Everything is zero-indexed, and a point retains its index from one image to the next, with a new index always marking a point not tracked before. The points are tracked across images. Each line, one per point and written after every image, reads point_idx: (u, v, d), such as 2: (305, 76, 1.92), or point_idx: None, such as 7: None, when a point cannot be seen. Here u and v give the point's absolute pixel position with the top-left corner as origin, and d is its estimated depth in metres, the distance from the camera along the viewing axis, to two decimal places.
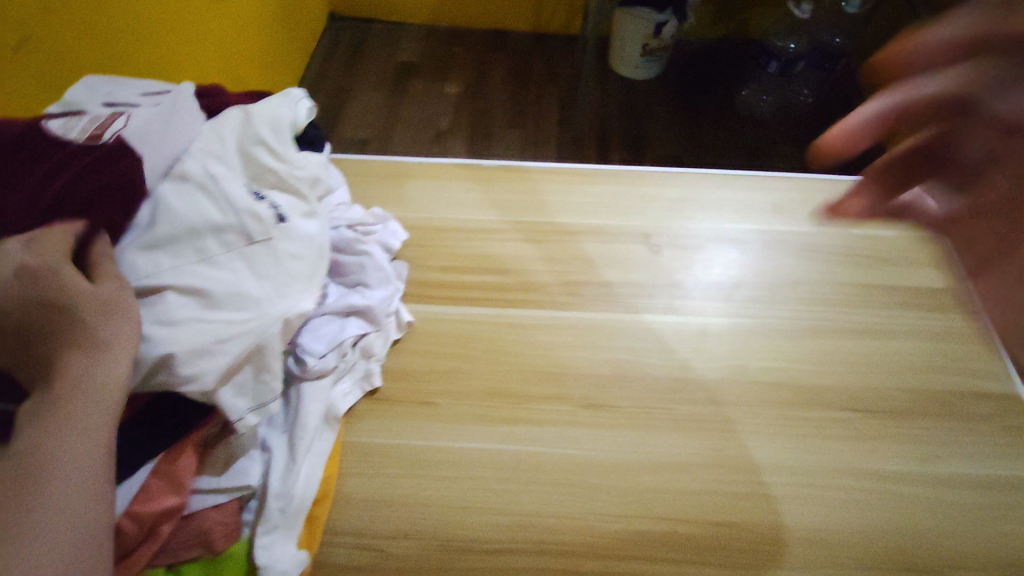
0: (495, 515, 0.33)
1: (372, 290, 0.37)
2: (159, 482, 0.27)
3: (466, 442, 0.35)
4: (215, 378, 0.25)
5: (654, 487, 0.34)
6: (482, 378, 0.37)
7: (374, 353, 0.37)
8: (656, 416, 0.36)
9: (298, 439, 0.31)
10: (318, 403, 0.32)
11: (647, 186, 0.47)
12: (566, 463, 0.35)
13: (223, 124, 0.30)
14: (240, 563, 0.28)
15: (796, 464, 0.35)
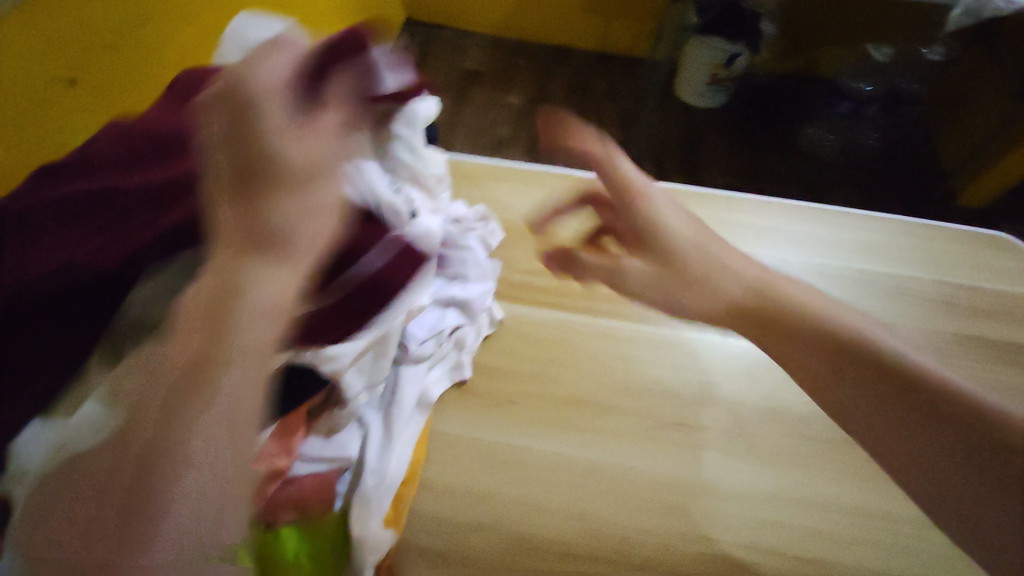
0: (571, 521, 0.33)
1: (471, 283, 0.38)
2: (274, 444, 0.29)
3: (548, 445, 0.35)
4: (349, 359, 0.28)
5: (731, 514, 0.34)
6: (566, 384, 0.38)
7: (466, 345, 0.38)
8: (737, 443, 0.36)
9: (395, 418, 0.32)
10: (414, 386, 0.34)
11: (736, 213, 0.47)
12: (644, 478, 0.35)
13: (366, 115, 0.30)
14: (332, 531, 0.29)
15: (876, 509, 0.35)
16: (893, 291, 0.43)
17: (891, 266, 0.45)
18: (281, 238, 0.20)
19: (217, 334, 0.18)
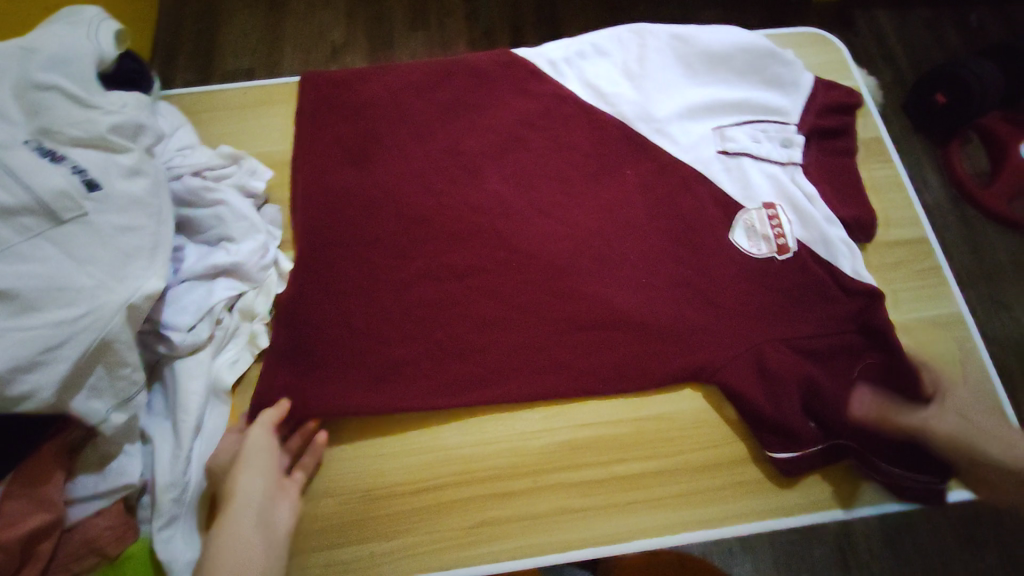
0: (534, 502, 0.59)
1: (234, 243, 0.61)
2: (101, 477, 0.51)
3: (533, 464, 0.61)
4: (47, 394, 0.43)
5: (619, 497, 0.60)
6: (528, 436, 0.62)
7: (259, 312, 0.62)
8: (639, 471, 0.61)
9: (181, 423, 0.54)
10: (193, 384, 0.56)
11: (667, 87, 0.75)
12: (563, 494, 0.60)
13: (164, 249, 0.52)
14: (141, 556, 0.52)
15: (706, 488, 0.60)
16: (827, 217, 0.68)
17: (743, 92, 0.74)
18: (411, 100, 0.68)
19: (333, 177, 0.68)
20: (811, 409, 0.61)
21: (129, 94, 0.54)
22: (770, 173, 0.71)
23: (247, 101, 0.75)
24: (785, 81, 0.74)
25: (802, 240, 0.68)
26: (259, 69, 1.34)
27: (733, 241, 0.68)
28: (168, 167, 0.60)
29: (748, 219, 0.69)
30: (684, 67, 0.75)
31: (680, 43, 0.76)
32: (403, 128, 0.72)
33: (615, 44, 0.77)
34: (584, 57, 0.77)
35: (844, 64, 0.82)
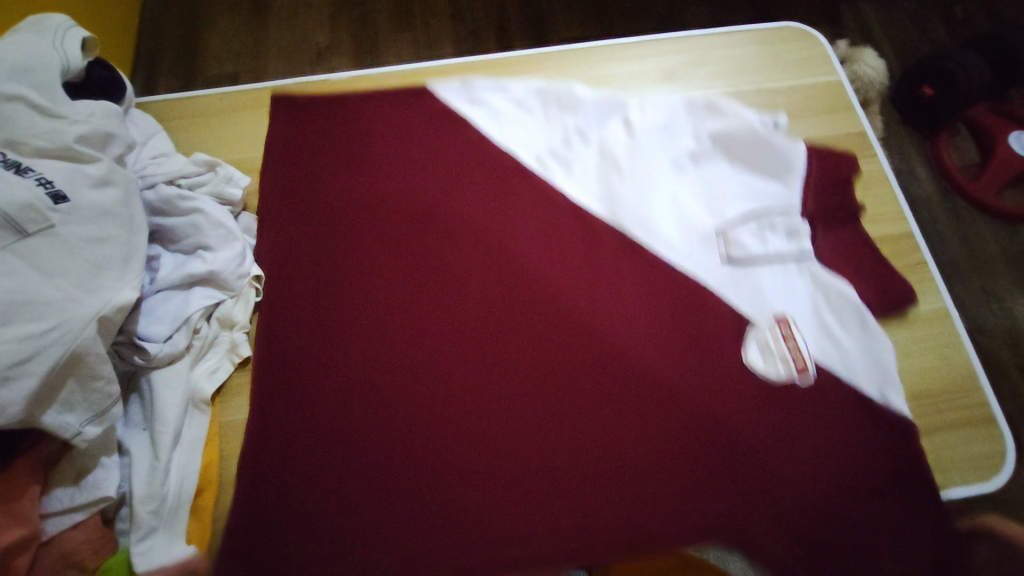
0: None
1: (211, 252, 0.60)
2: (76, 491, 0.50)
3: None
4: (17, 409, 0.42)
5: None
6: None
7: (238, 321, 0.61)
8: None
9: (159, 435, 0.53)
10: (170, 394, 0.55)
11: (655, 175, 0.69)
12: None
13: (136, 263, 0.51)
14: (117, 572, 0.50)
15: None
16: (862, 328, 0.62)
17: (738, 181, 0.70)
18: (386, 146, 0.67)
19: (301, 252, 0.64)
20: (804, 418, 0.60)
21: (96, 103, 0.53)
22: (782, 275, 0.65)
23: (224, 109, 0.74)
24: (780, 168, 0.69)
25: (823, 360, 0.61)
26: (243, 74, 1.33)
27: (746, 360, 0.61)
28: (141, 176, 0.60)
29: (761, 336, 0.62)
30: (672, 159, 0.70)
31: (663, 130, 0.71)
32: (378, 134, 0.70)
33: (596, 136, 0.72)
34: (565, 152, 0.71)
35: (825, 59, 0.82)
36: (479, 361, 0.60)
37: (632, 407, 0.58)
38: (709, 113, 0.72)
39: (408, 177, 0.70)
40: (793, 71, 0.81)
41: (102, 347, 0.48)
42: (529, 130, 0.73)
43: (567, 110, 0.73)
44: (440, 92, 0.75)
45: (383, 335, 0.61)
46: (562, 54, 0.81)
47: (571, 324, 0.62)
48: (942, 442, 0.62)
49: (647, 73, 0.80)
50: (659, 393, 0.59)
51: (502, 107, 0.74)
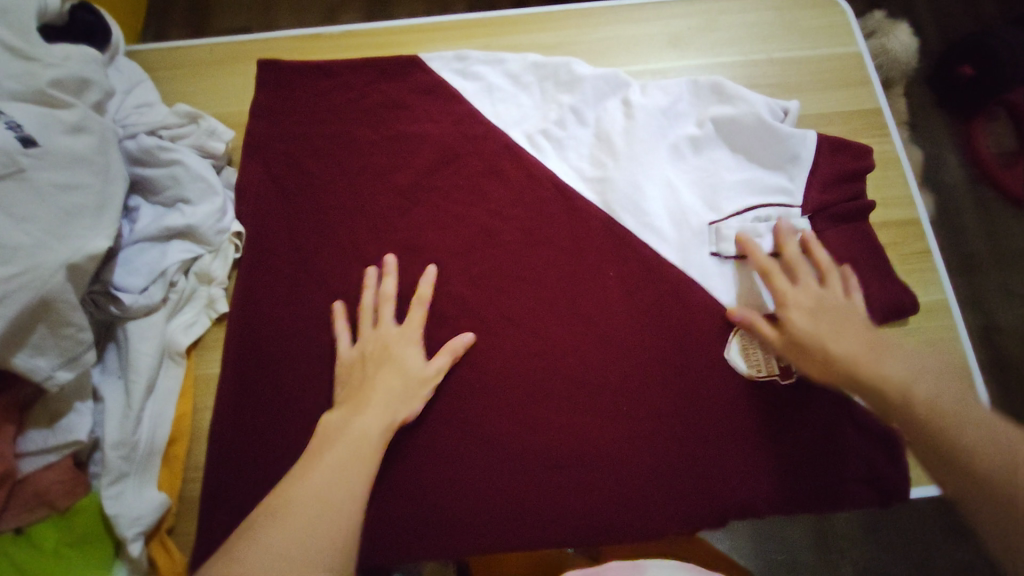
0: None
1: (190, 206, 0.59)
2: (50, 434, 0.51)
3: None
4: None
5: None
6: None
7: (217, 278, 0.61)
8: None
9: (133, 385, 0.54)
10: (145, 346, 0.56)
11: (653, 159, 0.63)
12: None
13: (110, 212, 0.51)
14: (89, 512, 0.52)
15: None
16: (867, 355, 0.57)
17: (743, 168, 0.63)
18: (375, 124, 0.67)
19: (275, 228, 0.63)
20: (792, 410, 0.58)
21: (75, 47, 0.52)
22: None
23: (214, 59, 0.73)
24: (788, 160, 0.62)
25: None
26: (254, 27, 1.30)
27: (728, 358, 0.57)
28: (123, 126, 0.59)
29: (744, 336, 0.58)
30: (671, 145, 0.64)
31: (662, 113, 0.65)
32: (366, 91, 0.68)
33: (591, 116, 0.66)
34: (559, 132, 0.66)
35: (848, 28, 0.76)
36: (453, 333, 0.59)
37: (606, 387, 0.57)
38: (715, 95, 0.65)
39: (387, 134, 0.66)
40: (811, 41, 0.76)
41: (74, 296, 0.48)
42: (522, 107, 0.68)
43: (563, 86, 0.67)
44: (430, 62, 0.69)
45: (357, 298, 0.60)
46: (564, 16, 0.76)
47: (549, 299, 0.60)
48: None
49: (654, 37, 0.76)
50: (636, 378, 0.57)
51: (496, 81, 0.68)
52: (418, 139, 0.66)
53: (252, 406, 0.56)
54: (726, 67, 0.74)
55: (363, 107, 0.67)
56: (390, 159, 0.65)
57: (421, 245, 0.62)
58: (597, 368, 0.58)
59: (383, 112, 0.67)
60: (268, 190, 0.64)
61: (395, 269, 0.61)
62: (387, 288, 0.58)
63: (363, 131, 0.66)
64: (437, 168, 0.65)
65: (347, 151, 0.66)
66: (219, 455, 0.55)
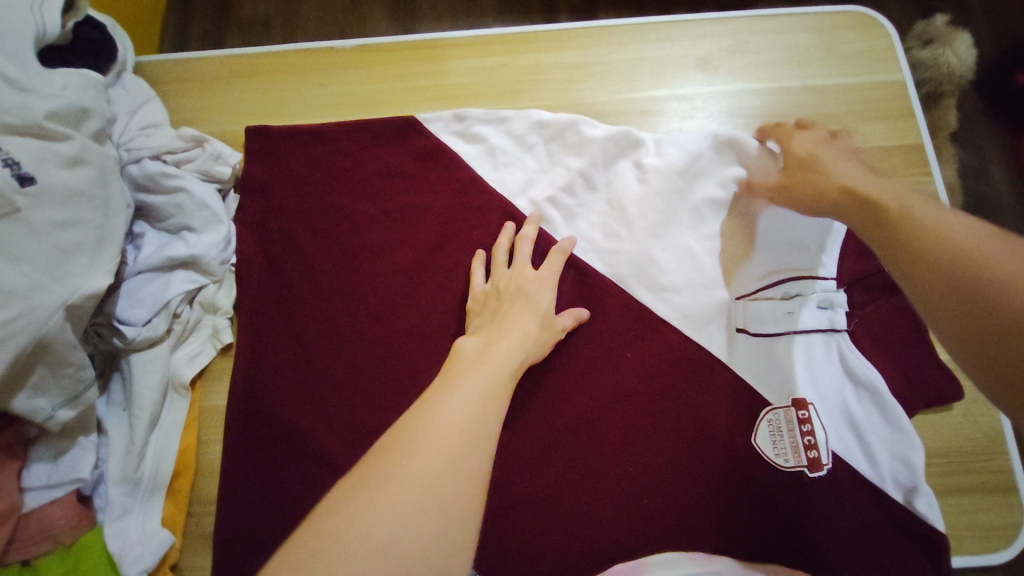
0: (499, 537, 0.56)
1: (194, 235, 0.58)
2: (53, 470, 0.51)
3: (503, 501, 0.57)
4: None
5: (592, 543, 0.56)
6: (499, 472, 0.58)
7: (222, 307, 0.61)
8: (617, 518, 0.56)
9: (136, 421, 0.54)
10: (147, 380, 0.55)
11: (669, 225, 0.64)
12: (534, 534, 0.56)
13: (109, 248, 0.49)
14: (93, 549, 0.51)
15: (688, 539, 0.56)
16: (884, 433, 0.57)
17: (760, 236, 0.62)
18: (388, 169, 0.66)
19: (284, 272, 0.62)
20: (812, 480, 0.56)
21: (73, 74, 0.51)
22: (809, 352, 0.59)
23: (224, 72, 0.71)
24: (813, 240, 0.61)
25: (838, 450, 0.57)
26: (277, 19, 1.23)
27: (755, 443, 0.58)
28: (126, 149, 0.58)
29: (774, 419, 0.58)
30: (690, 210, 0.64)
31: (673, 182, 0.64)
32: (381, 126, 0.67)
33: (602, 180, 0.66)
34: (568, 199, 0.65)
35: (891, 52, 0.71)
36: None
37: (607, 446, 0.58)
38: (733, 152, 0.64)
39: (398, 171, 0.66)
40: (852, 65, 0.70)
41: (73, 335, 0.47)
42: (528, 172, 0.66)
43: (570, 149, 0.66)
44: (429, 124, 0.67)
45: (371, 344, 0.60)
46: (585, 33, 0.72)
47: (561, 359, 0.61)
48: (953, 505, 0.58)
49: (681, 59, 0.71)
50: (640, 438, 0.58)
51: (498, 142, 0.67)
52: (433, 185, 0.66)
53: (264, 443, 0.57)
54: (761, 93, 0.70)
55: (378, 145, 0.67)
56: (401, 209, 0.65)
57: (435, 292, 0.62)
58: (604, 434, 0.59)
59: (396, 149, 0.67)
60: (279, 229, 0.64)
61: (409, 315, 0.61)
62: (528, 235, 0.61)
63: (379, 170, 0.66)
64: (451, 217, 0.65)
65: (361, 191, 0.65)
66: (231, 491, 0.56)
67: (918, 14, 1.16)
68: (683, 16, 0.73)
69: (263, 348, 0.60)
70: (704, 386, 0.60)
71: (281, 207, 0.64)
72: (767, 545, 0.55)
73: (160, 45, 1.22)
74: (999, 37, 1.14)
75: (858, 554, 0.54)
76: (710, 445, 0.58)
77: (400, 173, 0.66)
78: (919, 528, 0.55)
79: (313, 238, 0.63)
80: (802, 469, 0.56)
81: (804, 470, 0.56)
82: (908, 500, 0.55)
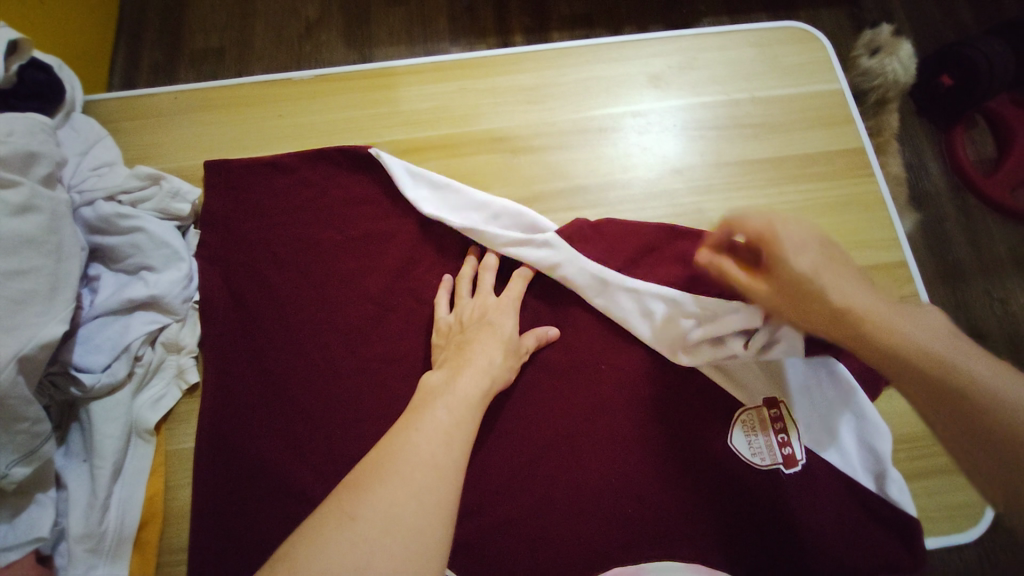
0: (486, 559, 0.56)
1: (153, 275, 0.57)
2: (7, 532, 0.48)
3: (488, 522, 0.57)
4: None
5: (580, 556, 0.56)
6: (483, 494, 0.58)
7: (186, 346, 0.59)
8: (603, 530, 0.57)
9: (99, 472, 0.51)
10: (109, 428, 0.53)
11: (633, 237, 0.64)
12: (522, 553, 0.56)
13: (64, 296, 0.48)
14: None
15: (673, 544, 0.56)
16: (852, 424, 0.59)
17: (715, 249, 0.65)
18: (354, 196, 0.66)
19: (252, 306, 0.61)
20: (787, 476, 0.58)
21: (17, 119, 0.49)
22: None
23: (180, 107, 0.70)
24: None
25: (812, 445, 0.59)
26: (231, 49, 1.22)
27: (731, 445, 0.59)
28: (78, 191, 0.56)
29: (747, 420, 0.60)
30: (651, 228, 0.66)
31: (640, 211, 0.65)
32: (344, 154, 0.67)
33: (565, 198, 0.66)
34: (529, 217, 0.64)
35: (827, 62, 0.75)
36: None
37: (588, 458, 0.59)
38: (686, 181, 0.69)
39: (364, 198, 0.66)
40: (792, 77, 0.75)
41: (27, 387, 0.45)
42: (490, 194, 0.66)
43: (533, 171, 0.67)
44: None
45: (345, 374, 0.59)
46: (541, 55, 0.74)
47: (538, 375, 0.62)
48: (920, 488, 0.60)
49: (633, 77, 0.74)
50: (620, 449, 0.59)
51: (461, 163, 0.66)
52: (400, 211, 0.66)
53: (239, 484, 0.55)
54: (711, 106, 0.73)
55: (342, 173, 0.67)
56: (369, 237, 0.65)
57: (407, 317, 0.62)
58: (585, 446, 0.59)
59: (358, 176, 0.67)
60: (245, 263, 0.63)
61: (382, 341, 0.61)
62: (491, 261, 0.62)
63: (344, 197, 0.66)
64: (419, 242, 0.65)
65: (328, 219, 0.65)
66: (205, 537, 0.54)
67: (849, 25, 1.24)
68: (633, 36, 0.76)
69: (232, 389, 0.58)
70: (679, 391, 0.61)
71: (245, 242, 0.63)
72: (749, 542, 0.56)
73: (109, 81, 1.19)
74: (924, 44, 1.22)
75: (837, 544, 0.56)
76: (686, 449, 0.59)
77: (365, 200, 0.66)
78: (892, 515, 0.56)
79: (280, 270, 0.63)
80: (779, 466, 0.58)
81: (781, 466, 0.58)
82: (879, 487, 0.57)
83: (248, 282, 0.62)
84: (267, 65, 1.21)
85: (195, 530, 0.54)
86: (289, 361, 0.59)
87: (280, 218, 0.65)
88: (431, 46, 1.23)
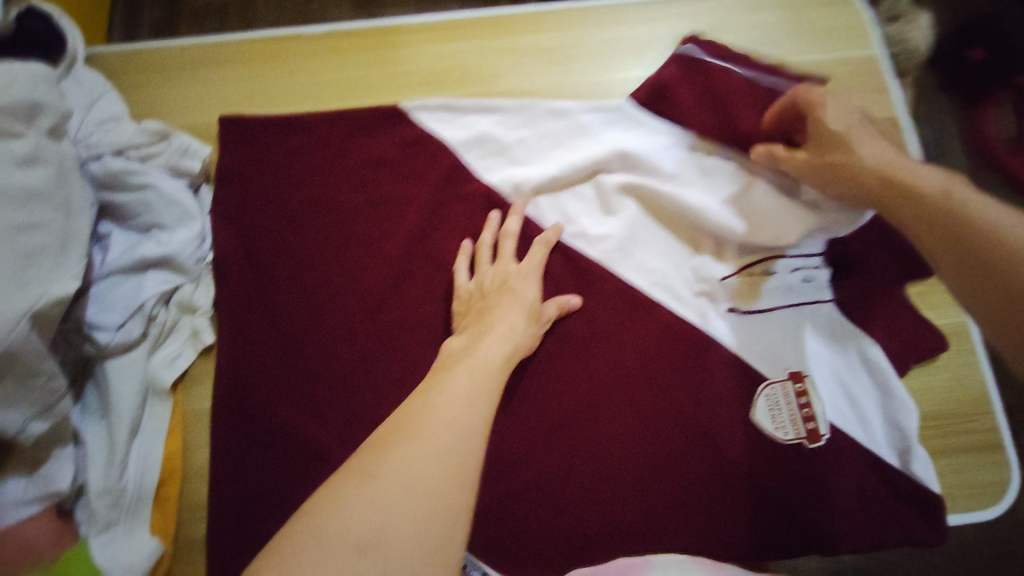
0: (502, 524, 0.56)
1: (165, 233, 0.56)
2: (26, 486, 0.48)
3: (506, 488, 0.57)
4: None
5: (597, 524, 0.56)
6: (501, 461, 0.58)
7: (200, 307, 0.59)
8: (620, 498, 0.57)
9: (115, 429, 0.51)
10: (125, 386, 0.53)
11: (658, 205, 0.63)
12: (538, 519, 0.56)
13: (73, 252, 0.47)
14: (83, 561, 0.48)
15: (689, 514, 0.57)
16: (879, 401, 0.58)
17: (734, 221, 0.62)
18: (371, 157, 0.64)
19: (271, 268, 0.60)
20: (807, 449, 0.57)
21: (19, 67, 0.47)
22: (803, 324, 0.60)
23: (188, 60, 0.68)
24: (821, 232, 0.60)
25: (836, 420, 0.59)
26: (234, 5, 1.18)
27: (753, 418, 0.58)
28: (86, 146, 0.55)
29: (771, 394, 0.59)
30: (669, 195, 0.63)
31: (707, 97, 0.64)
32: (359, 114, 0.65)
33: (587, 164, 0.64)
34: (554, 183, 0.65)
35: (862, 27, 0.72)
36: None
37: (609, 428, 0.59)
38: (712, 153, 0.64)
39: (380, 159, 0.64)
40: (826, 42, 0.71)
41: (42, 342, 0.44)
42: (514, 158, 0.65)
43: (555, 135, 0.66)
44: (412, 111, 0.66)
45: (362, 338, 0.59)
46: (564, 14, 0.71)
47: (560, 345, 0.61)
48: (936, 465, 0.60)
49: (660, 38, 0.71)
50: (640, 419, 0.59)
51: (490, 128, 0.66)
52: (417, 174, 0.64)
53: (259, 445, 0.55)
54: None
55: (359, 133, 0.65)
56: (387, 199, 0.63)
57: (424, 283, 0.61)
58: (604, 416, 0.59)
59: (374, 137, 0.65)
60: (259, 224, 0.61)
61: (399, 306, 0.60)
62: (512, 227, 0.61)
63: (361, 158, 0.64)
64: (436, 207, 0.64)
65: (344, 180, 0.63)
66: (225, 497, 0.54)
67: None
68: None
69: (251, 350, 0.58)
70: (699, 363, 0.60)
71: (260, 202, 0.62)
72: (768, 514, 0.56)
73: (110, 36, 1.16)
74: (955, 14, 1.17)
75: (853, 517, 0.56)
76: (707, 421, 0.59)
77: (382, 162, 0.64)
78: (914, 490, 0.57)
79: (296, 232, 0.61)
80: (802, 441, 0.58)
81: (803, 441, 0.58)
82: (900, 463, 0.57)
83: (263, 244, 0.61)
84: (271, 23, 1.17)
85: (214, 490, 0.54)
86: (309, 324, 0.59)
87: (296, 177, 0.63)
88: (440, 6, 1.18)
